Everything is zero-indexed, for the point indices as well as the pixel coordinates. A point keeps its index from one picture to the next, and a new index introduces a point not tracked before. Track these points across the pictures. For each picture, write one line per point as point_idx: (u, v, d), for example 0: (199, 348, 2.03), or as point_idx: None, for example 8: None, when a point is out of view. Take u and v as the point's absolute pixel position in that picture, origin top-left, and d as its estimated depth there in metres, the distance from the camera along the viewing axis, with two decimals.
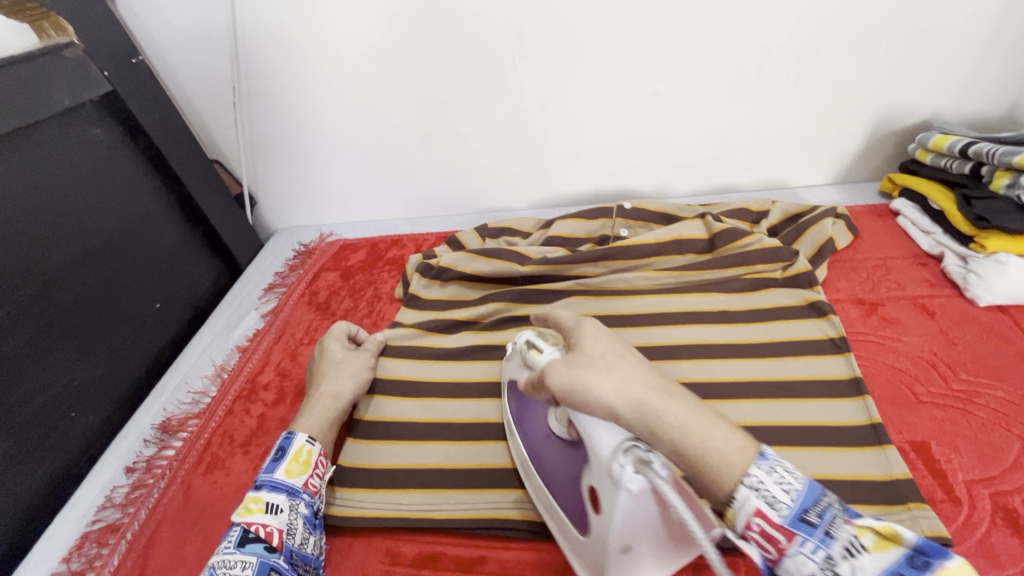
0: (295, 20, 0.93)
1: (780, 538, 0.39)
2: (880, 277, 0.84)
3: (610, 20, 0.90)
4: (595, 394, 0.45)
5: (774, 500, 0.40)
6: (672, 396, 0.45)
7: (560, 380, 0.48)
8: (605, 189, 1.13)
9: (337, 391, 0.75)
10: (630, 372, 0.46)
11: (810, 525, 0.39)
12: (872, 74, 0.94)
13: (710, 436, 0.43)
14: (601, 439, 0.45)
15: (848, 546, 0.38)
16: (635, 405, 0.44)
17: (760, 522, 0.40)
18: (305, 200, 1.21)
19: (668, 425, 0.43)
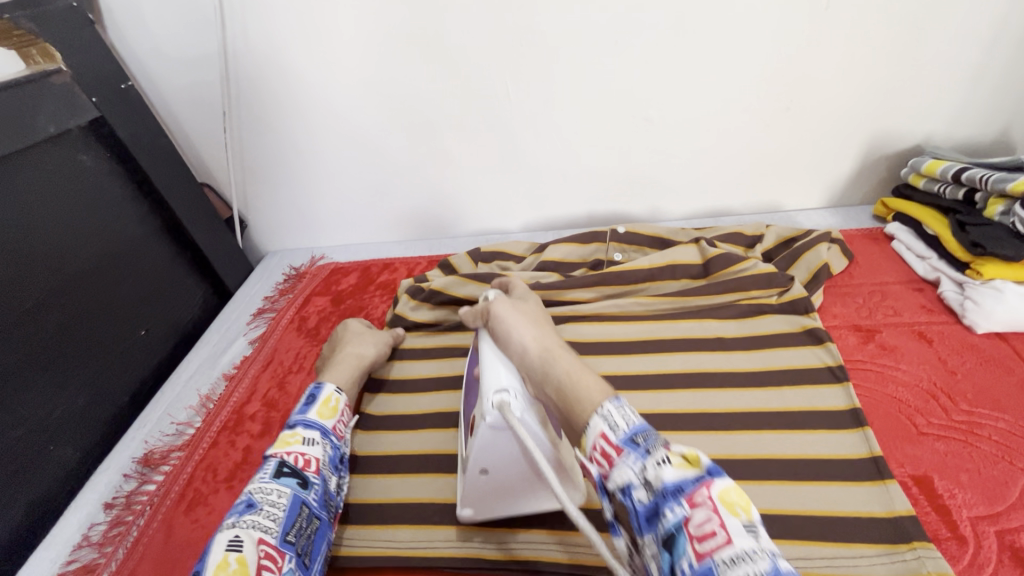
0: (288, 45, 0.93)
1: (611, 454, 0.42)
2: (877, 303, 0.84)
3: (601, 47, 0.90)
4: (516, 333, 0.58)
5: (615, 423, 0.43)
6: (570, 355, 0.55)
7: (498, 310, 0.62)
8: (599, 212, 1.13)
9: (361, 355, 0.79)
10: (547, 335, 0.58)
11: (636, 445, 0.42)
12: (863, 99, 0.94)
13: (585, 382, 0.49)
14: (493, 375, 0.56)
15: (659, 460, 0.40)
16: (541, 348, 0.55)
17: (603, 443, 0.43)
18: (296, 223, 1.20)
19: (559, 370, 0.52)
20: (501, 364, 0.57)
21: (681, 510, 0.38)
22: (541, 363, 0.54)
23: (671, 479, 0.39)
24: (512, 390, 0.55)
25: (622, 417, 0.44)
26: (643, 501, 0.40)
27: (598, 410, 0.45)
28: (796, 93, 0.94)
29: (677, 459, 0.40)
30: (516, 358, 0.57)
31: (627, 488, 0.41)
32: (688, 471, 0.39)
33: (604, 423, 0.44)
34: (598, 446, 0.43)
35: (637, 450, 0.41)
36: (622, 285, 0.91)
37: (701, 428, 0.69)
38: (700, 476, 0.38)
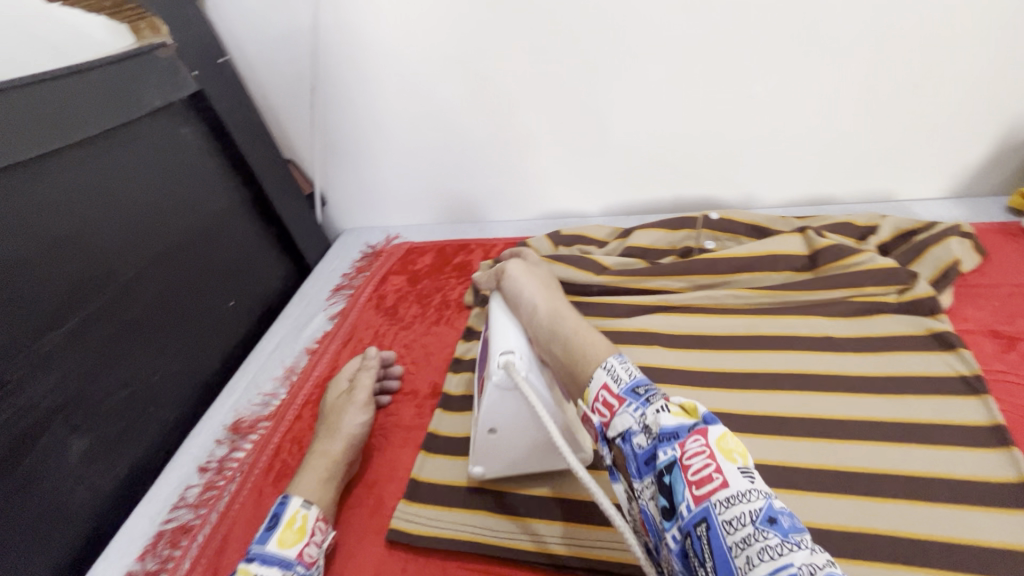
0: (376, 19, 0.92)
1: (613, 403, 0.44)
2: (1019, 308, 0.74)
3: (709, 14, 0.83)
4: (526, 293, 0.64)
5: (618, 375, 0.46)
6: (577, 319, 0.59)
7: (512, 274, 0.68)
8: (686, 197, 1.06)
9: (329, 447, 0.68)
10: (556, 299, 0.63)
11: (637, 394, 0.43)
12: (1011, 74, 0.82)
13: (591, 340, 0.54)
14: (503, 338, 0.60)
15: (659, 407, 0.41)
16: (549, 312, 0.60)
17: (605, 392, 0.45)
18: (372, 201, 1.20)
19: (565, 331, 0.56)
20: (510, 328, 0.62)
21: (673, 453, 0.38)
22: (549, 327, 0.58)
23: (667, 423, 0.40)
24: (517, 351, 0.58)
25: (626, 370, 0.46)
26: (643, 447, 0.41)
27: (602, 365, 0.48)
28: (929, 66, 0.83)
29: (674, 408, 0.41)
30: (526, 320, 0.61)
31: (627, 433, 0.42)
32: (684, 416, 0.40)
33: (608, 374, 0.46)
34: (600, 397, 0.46)
35: (638, 398, 0.43)
36: (715, 274, 0.85)
37: (812, 436, 0.63)
38: (695, 425, 0.39)
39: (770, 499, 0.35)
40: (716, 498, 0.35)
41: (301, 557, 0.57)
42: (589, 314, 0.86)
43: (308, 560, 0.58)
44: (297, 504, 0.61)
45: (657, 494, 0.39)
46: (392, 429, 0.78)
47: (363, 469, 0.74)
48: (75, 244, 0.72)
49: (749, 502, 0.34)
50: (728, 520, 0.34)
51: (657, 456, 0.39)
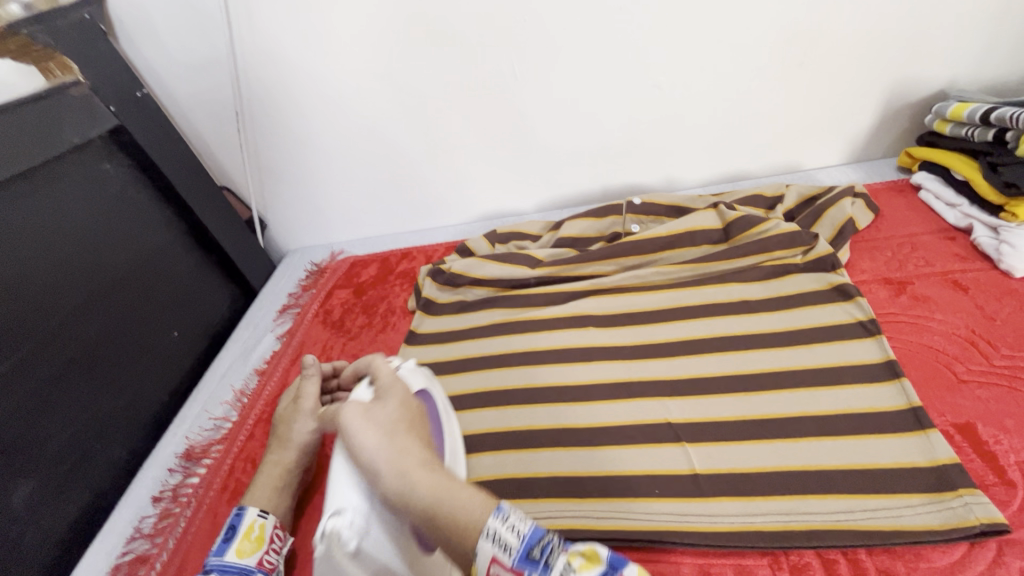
0: (294, 42, 0.94)
1: (518, 550, 0.38)
2: (907, 255, 0.81)
3: (607, 13, 0.89)
4: (363, 453, 0.46)
5: (506, 543, 0.37)
6: (432, 470, 0.44)
7: (348, 419, 0.49)
8: (613, 186, 1.11)
9: (277, 459, 0.69)
10: (408, 444, 0.46)
11: (533, 561, 0.36)
12: (882, 44, 0.91)
13: (457, 498, 0.41)
14: (336, 491, 0.49)
15: (561, 573, 0.34)
16: (395, 473, 0.44)
17: (509, 539, 0.38)
18: (313, 220, 1.22)
19: (421, 494, 0.42)
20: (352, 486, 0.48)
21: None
22: (393, 492, 0.43)
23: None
24: (347, 510, 0.47)
25: (525, 519, 0.38)
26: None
27: (483, 531, 0.38)
28: (812, 44, 0.91)
29: (579, 554, 0.36)
30: (367, 475, 0.46)
31: None
32: (590, 565, 0.35)
33: (494, 545, 0.37)
34: (507, 551, 0.39)
35: (550, 553, 0.37)
36: (641, 254, 0.90)
37: (731, 391, 0.68)
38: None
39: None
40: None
41: (260, 565, 0.58)
42: (527, 304, 0.89)
43: (268, 567, 0.59)
44: (252, 515, 0.62)
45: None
46: None
47: (317, 477, 0.75)
48: (3, 288, 0.72)
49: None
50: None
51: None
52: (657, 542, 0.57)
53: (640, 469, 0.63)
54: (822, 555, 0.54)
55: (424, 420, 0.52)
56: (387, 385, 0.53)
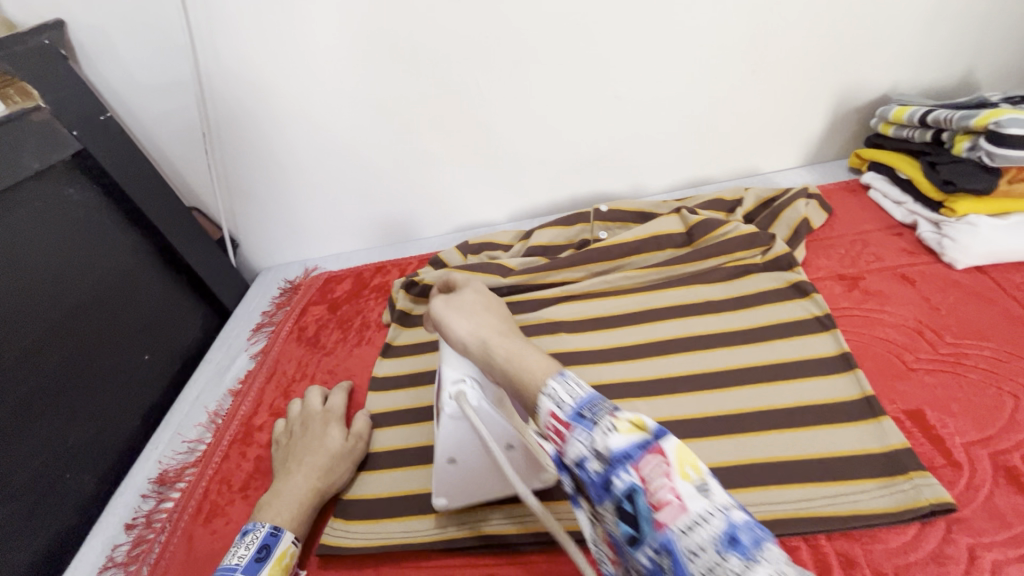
0: (260, 63, 0.95)
1: (562, 431, 0.41)
2: (859, 252, 0.85)
3: (564, 28, 0.92)
4: (453, 328, 0.59)
5: (561, 400, 0.42)
6: (507, 338, 0.55)
7: (436, 310, 0.62)
8: (581, 195, 1.14)
9: (311, 473, 0.69)
10: (488, 323, 0.58)
11: (583, 418, 0.40)
12: (826, 53, 0.96)
13: (528, 360, 0.50)
14: (450, 366, 0.61)
15: (606, 428, 0.38)
16: (479, 341, 0.56)
17: (552, 420, 0.41)
18: (286, 237, 1.21)
19: (500, 356, 0.53)
20: (454, 359, 0.62)
21: (630, 478, 0.36)
22: (479, 350, 0.55)
23: (619, 445, 0.37)
24: (466, 380, 0.60)
25: (569, 391, 0.42)
26: (598, 473, 0.38)
27: (544, 389, 0.44)
28: (760, 55, 0.96)
29: (622, 425, 0.38)
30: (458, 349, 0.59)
31: (581, 461, 0.39)
32: (635, 434, 0.37)
33: (551, 402, 0.42)
34: (551, 426, 0.42)
35: (584, 423, 0.39)
36: (609, 259, 0.92)
37: (697, 390, 0.70)
38: (647, 442, 0.36)
39: (728, 513, 0.33)
40: (677, 526, 0.33)
41: None
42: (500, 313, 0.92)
43: None
44: (287, 541, 0.62)
45: (619, 522, 0.37)
46: None
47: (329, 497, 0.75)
48: None
49: (709, 525, 0.32)
50: (691, 551, 0.32)
51: (612, 484, 0.36)
52: None
53: None
54: (785, 543, 0.56)
55: (499, 308, 0.64)
56: (467, 288, 0.67)
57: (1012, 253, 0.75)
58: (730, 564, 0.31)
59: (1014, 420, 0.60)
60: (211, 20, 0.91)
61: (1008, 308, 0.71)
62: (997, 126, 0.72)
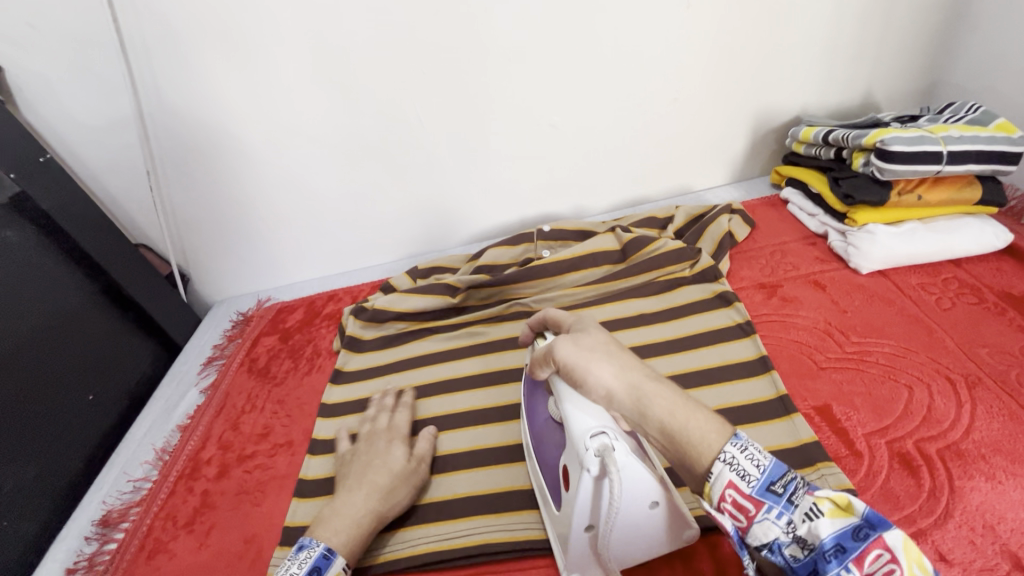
0: (202, 101, 0.98)
1: (747, 507, 0.44)
2: (778, 262, 0.91)
3: (493, 64, 0.98)
4: (592, 375, 0.52)
5: (745, 472, 0.44)
6: (661, 385, 0.50)
7: (565, 356, 0.55)
8: (527, 218, 1.19)
9: (372, 487, 0.67)
10: (629, 364, 0.53)
11: (776, 495, 0.43)
12: (739, 79, 1.04)
13: (694, 417, 0.48)
14: (582, 419, 0.53)
15: (808, 511, 0.42)
16: (628, 388, 0.51)
17: (732, 491, 0.44)
18: (237, 270, 1.21)
19: (657, 412, 0.49)
20: (587, 403, 0.54)
21: (852, 574, 0.39)
22: (632, 403, 0.50)
23: (829, 532, 0.41)
24: (609, 431, 0.51)
25: (752, 461, 0.44)
26: (799, 558, 0.42)
27: (717, 455, 0.45)
28: (680, 83, 1.03)
29: (829, 507, 0.42)
30: (600, 400, 0.53)
31: (776, 545, 0.43)
32: (842, 517, 0.42)
33: (732, 472, 0.44)
34: (727, 496, 0.44)
35: (780, 502, 0.44)
36: (550, 277, 0.96)
37: None
38: (861, 530, 0.40)
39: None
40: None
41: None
42: (450, 331, 0.97)
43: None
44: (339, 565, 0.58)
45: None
46: (268, 481, 0.81)
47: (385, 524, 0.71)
48: None
49: None
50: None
51: (824, 574, 0.40)
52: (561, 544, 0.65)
53: None
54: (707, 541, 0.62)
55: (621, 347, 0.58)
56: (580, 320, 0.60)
57: (908, 256, 0.82)
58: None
59: (908, 409, 0.65)
60: (151, 61, 0.93)
61: (905, 307, 0.77)
62: (882, 143, 0.79)
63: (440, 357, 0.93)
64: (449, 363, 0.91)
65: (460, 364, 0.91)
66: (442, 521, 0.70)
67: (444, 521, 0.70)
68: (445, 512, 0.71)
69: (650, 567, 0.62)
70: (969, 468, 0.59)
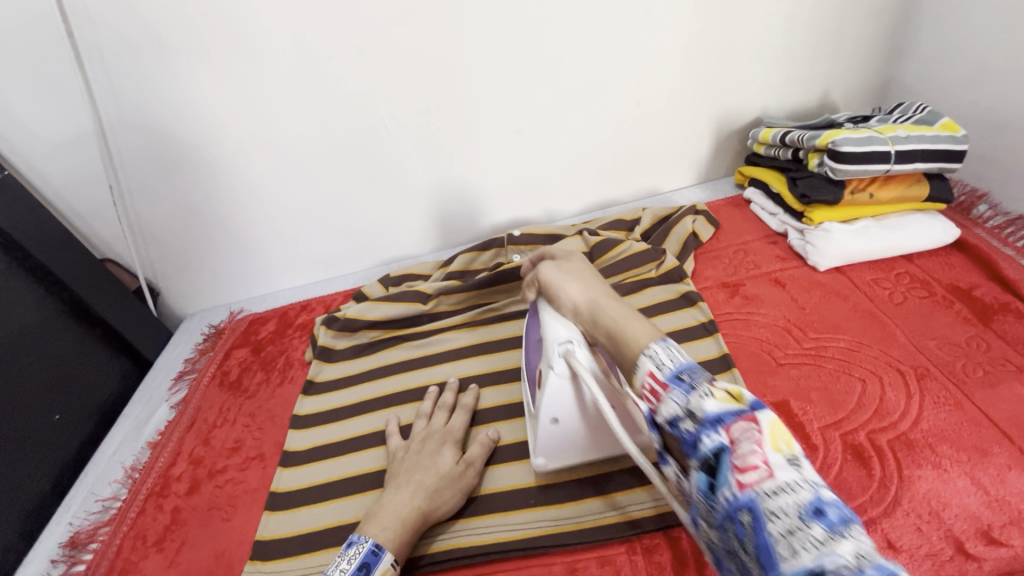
0: (165, 114, 0.97)
1: (659, 390, 0.44)
2: (741, 261, 0.93)
3: (459, 70, 0.99)
4: (563, 287, 0.63)
5: (662, 362, 0.46)
6: (619, 304, 0.58)
7: (546, 275, 0.67)
8: (498, 223, 1.20)
9: (421, 484, 0.67)
10: (598, 287, 0.62)
11: (682, 381, 0.43)
12: (699, 82, 1.06)
13: (631, 326, 0.54)
14: (551, 325, 0.61)
15: (703, 393, 0.41)
16: (589, 301, 0.60)
17: (651, 379, 0.45)
18: (208, 283, 1.20)
19: (607, 317, 0.57)
20: (557, 316, 0.63)
21: (720, 438, 0.38)
22: (589, 311, 0.59)
23: (714, 409, 0.40)
24: (574, 339, 0.59)
25: (667, 357, 0.46)
26: (690, 431, 0.41)
27: (645, 351, 0.48)
28: (643, 88, 1.05)
29: (720, 394, 0.41)
30: (565, 311, 0.62)
31: (674, 420, 0.42)
32: (732, 403, 0.40)
33: (652, 363, 0.46)
34: (646, 385, 0.46)
35: (682, 385, 0.43)
36: (519, 282, 0.99)
37: None
38: (741, 410, 0.39)
39: (816, 489, 0.34)
40: (761, 488, 0.35)
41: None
42: (422, 338, 0.97)
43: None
44: (388, 561, 0.59)
45: (699, 473, 0.40)
46: (239, 495, 0.81)
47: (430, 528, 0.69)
48: None
49: (797, 495, 0.33)
50: (772, 510, 0.33)
51: (701, 440, 0.39)
52: (529, 546, 0.66)
53: (519, 483, 0.73)
54: (668, 535, 0.64)
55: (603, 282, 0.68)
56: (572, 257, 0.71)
57: (862, 253, 0.85)
58: (813, 530, 0.31)
59: (860, 403, 0.67)
60: (110, 75, 0.92)
61: (860, 304, 0.80)
62: (834, 145, 0.81)
63: (413, 364, 0.93)
64: (421, 370, 0.92)
65: (432, 370, 0.92)
66: None
67: None
68: None
69: (615, 566, 0.63)
70: (917, 458, 0.61)
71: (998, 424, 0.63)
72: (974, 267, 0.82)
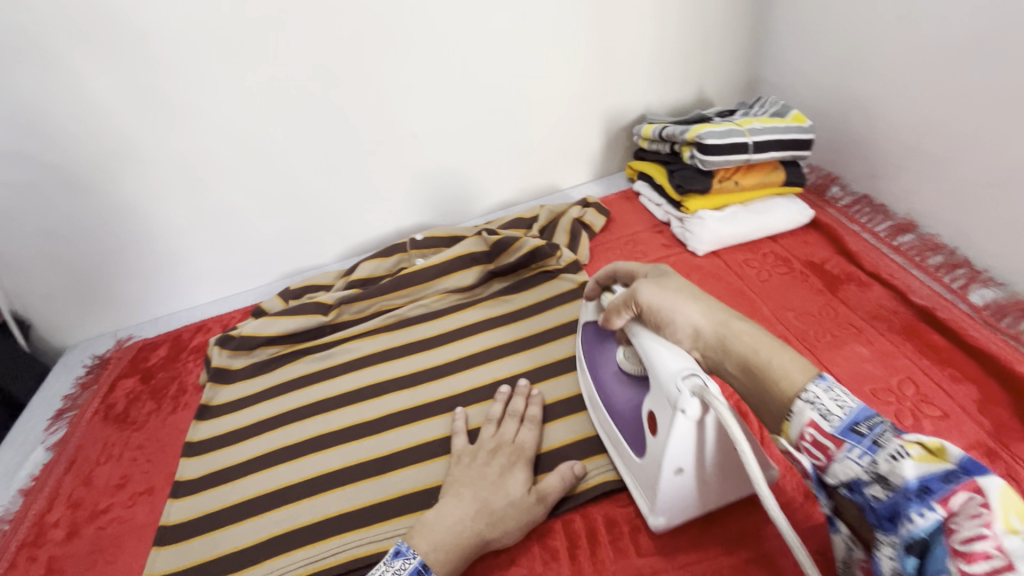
0: (15, 129, 0.88)
1: (830, 446, 0.43)
2: (631, 250, 0.99)
3: (343, 76, 0.97)
4: (676, 313, 0.55)
5: (828, 412, 0.43)
6: (751, 326, 0.53)
7: (648, 298, 0.57)
8: (402, 228, 1.19)
9: (487, 508, 0.63)
10: (713, 305, 0.56)
11: (860, 435, 0.42)
12: (584, 82, 1.11)
13: (778, 356, 0.49)
14: (665, 361, 0.55)
15: (895, 452, 0.39)
16: (713, 325, 0.54)
17: (814, 430, 0.44)
18: (88, 309, 1.10)
19: (741, 346, 0.52)
20: (674, 348, 0.56)
21: (932, 513, 0.36)
22: (717, 337, 0.53)
23: (913, 474, 0.38)
24: (699, 372, 0.53)
25: (835, 403, 0.44)
26: (881, 499, 0.39)
27: (800, 394, 0.45)
28: (531, 90, 1.09)
29: (915, 450, 0.39)
30: (682, 338, 0.56)
31: (856, 484, 0.41)
32: (932, 462, 0.37)
33: (815, 411, 0.44)
34: (806, 433, 0.44)
35: (862, 440, 0.41)
36: (417, 286, 1.00)
37: None
38: (951, 472, 0.36)
39: None
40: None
41: None
42: (325, 348, 0.95)
43: None
44: None
45: (898, 552, 0.38)
46: (127, 534, 0.76)
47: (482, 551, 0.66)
48: None
49: None
50: None
51: (906, 516, 0.37)
52: None
53: (426, 483, 0.73)
54: (562, 519, 0.68)
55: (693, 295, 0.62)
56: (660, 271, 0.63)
57: (732, 237, 0.92)
58: None
59: None
60: None
61: (733, 283, 0.87)
62: (699, 138, 0.88)
63: (317, 377, 0.91)
64: (324, 382, 0.90)
65: (336, 379, 0.90)
66: (315, 542, 0.69)
67: (316, 542, 0.69)
68: (316, 533, 0.70)
69: (511, 555, 0.65)
70: None
71: (842, 380, 0.71)
72: (826, 243, 0.92)
